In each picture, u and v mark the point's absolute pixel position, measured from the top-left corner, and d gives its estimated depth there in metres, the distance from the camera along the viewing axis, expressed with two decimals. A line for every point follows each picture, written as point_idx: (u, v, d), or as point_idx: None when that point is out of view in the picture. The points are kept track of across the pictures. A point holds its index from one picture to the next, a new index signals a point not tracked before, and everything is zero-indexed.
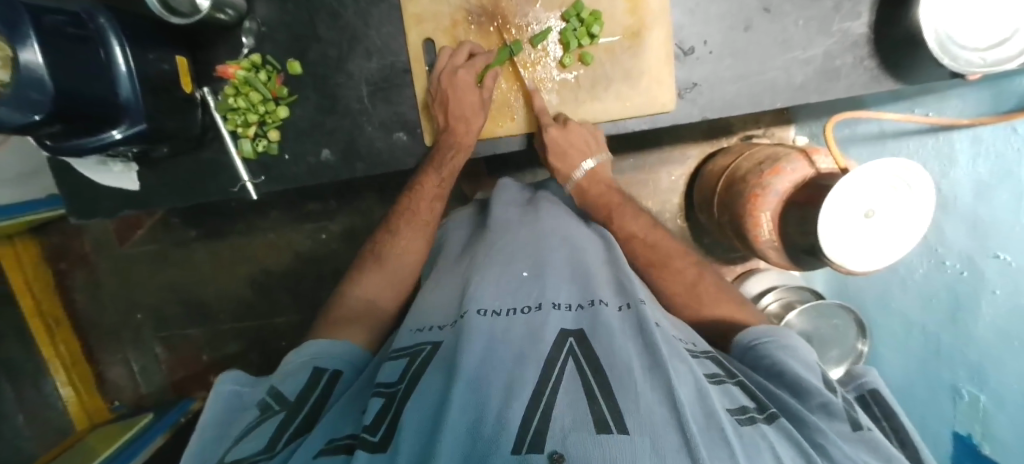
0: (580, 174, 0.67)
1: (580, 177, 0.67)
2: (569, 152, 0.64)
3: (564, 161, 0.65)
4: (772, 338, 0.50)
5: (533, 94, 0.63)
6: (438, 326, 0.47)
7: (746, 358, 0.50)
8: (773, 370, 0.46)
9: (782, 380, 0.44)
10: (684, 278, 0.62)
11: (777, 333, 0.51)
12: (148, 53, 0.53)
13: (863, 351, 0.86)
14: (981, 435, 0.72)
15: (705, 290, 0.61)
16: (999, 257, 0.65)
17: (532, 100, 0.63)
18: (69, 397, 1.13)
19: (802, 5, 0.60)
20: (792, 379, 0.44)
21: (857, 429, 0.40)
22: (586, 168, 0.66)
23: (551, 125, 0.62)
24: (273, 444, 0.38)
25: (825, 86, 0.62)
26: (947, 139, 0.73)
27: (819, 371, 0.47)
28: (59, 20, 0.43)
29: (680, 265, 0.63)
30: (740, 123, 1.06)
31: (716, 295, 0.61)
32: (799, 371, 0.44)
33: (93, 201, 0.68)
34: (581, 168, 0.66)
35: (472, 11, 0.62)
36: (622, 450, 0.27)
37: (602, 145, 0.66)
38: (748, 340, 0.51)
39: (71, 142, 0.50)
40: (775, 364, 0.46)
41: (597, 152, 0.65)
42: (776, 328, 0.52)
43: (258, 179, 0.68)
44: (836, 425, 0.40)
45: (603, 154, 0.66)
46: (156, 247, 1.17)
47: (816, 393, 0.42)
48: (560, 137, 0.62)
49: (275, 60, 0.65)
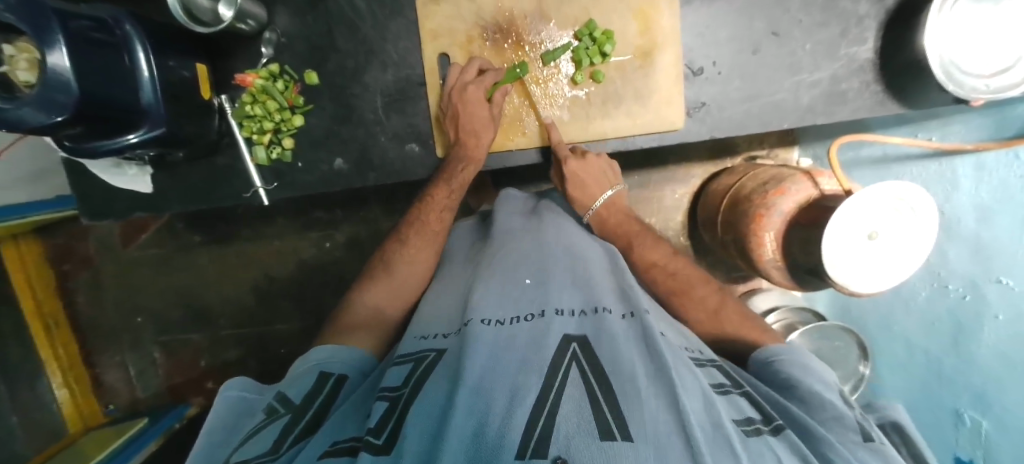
0: (598, 204, 0.68)
1: (600, 206, 0.68)
2: (588, 181, 0.66)
3: (585, 192, 0.66)
4: (789, 355, 0.49)
5: (550, 126, 0.64)
6: (443, 333, 0.47)
7: (760, 374, 0.49)
8: (785, 384, 0.45)
9: (793, 392, 0.44)
10: (685, 282, 0.62)
11: (794, 350, 0.50)
12: (169, 60, 0.54)
13: (864, 373, 0.85)
14: (980, 460, 0.72)
15: (706, 295, 0.61)
16: (1001, 282, 0.66)
17: (549, 131, 0.65)
18: (64, 399, 1.12)
19: (810, 30, 0.61)
20: (804, 391, 0.44)
21: (868, 440, 0.39)
22: (603, 198, 0.68)
23: (571, 157, 0.64)
24: (277, 447, 0.37)
25: (831, 109, 0.63)
26: (949, 163, 0.74)
27: (836, 389, 0.46)
28: (85, 25, 0.44)
29: (681, 271, 0.64)
30: (745, 144, 1.07)
31: (717, 300, 0.61)
32: (814, 386, 0.44)
33: (107, 203, 0.68)
34: (601, 198, 0.67)
35: (487, 27, 0.64)
36: (626, 456, 0.26)
37: (616, 177, 0.69)
38: (763, 357, 0.50)
39: (89, 145, 0.50)
40: (788, 377, 0.45)
41: (613, 183, 0.68)
42: (791, 345, 0.52)
43: (270, 185, 0.69)
44: (848, 437, 0.40)
45: (619, 185, 0.69)
46: (161, 251, 1.17)
47: (828, 406, 0.42)
48: (580, 168, 0.65)
49: (293, 70, 0.66)
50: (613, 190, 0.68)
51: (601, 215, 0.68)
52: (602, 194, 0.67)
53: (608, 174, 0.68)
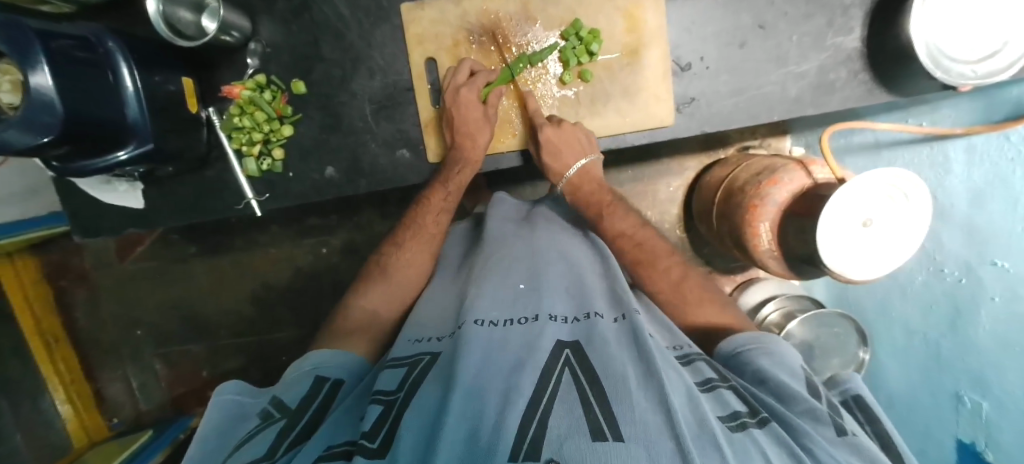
0: (571, 173, 0.65)
1: (573, 174, 0.66)
2: (561, 148, 0.63)
3: (557, 159, 0.63)
4: (755, 346, 0.50)
5: (527, 96, 0.64)
6: (437, 338, 0.48)
7: (732, 365, 0.50)
8: (757, 378, 0.46)
9: (766, 386, 0.45)
10: (668, 272, 0.63)
11: (762, 339, 0.51)
12: (155, 76, 0.54)
13: (864, 358, 0.84)
14: (984, 442, 0.71)
15: (687, 284, 0.62)
16: (998, 263, 0.65)
17: (526, 102, 0.65)
18: (68, 415, 1.12)
19: (796, 21, 0.61)
20: (775, 385, 0.44)
21: (843, 434, 0.39)
22: (577, 167, 0.65)
23: (546, 124, 0.62)
24: (272, 452, 0.37)
25: (821, 100, 0.63)
26: (941, 147, 0.75)
27: (803, 375, 0.47)
28: (67, 44, 0.44)
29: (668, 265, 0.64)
30: (737, 135, 1.07)
31: (700, 293, 0.61)
32: (785, 380, 0.44)
33: (99, 221, 0.68)
34: (574, 167, 0.64)
35: (473, 31, 0.64)
36: (617, 455, 0.26)
37: (592, 146, 0.65)
38: (731, 349, 0.51)
39: (78, 164, 0.50)
40: (758, 370, 0.46)
41: (588, 152, 0.64)
42: (761, 334, 0.52)
43: (262, 196, 0.68)
44: (823, 431, 0.39)
45: (596, 156, 0.65)
46: (157, 264, 1.17)
47: (800, 399, 0.42)
48: (555, 135, 0.62)
49: (279, 80, 0.66)
50: (587, 159, 0.64)
51: (574, 184, 0.67)
52: (576, 163, 0.64)
53: (584, 145, 0.64)
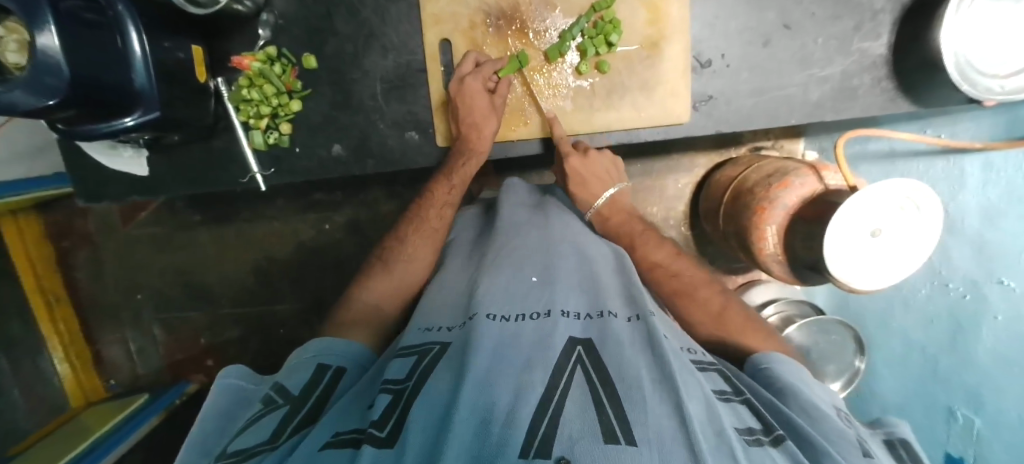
0: (600, 202, 0.67)
1: (601, 204, 0.67)
2: (590, 179, 0.65)
3: (585, 189, 0.66)
4: (787, 364, 0.49)
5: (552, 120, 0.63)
6: (448, 326, 0.47)
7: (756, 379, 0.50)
8: (784, 390, 0.46)
9: (793, 400, 0.45)
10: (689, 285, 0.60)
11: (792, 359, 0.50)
12: (164, 43, 0.52)
13: (859, 367, 0.86)
14: (973, 456, 0.73)
15: (710, 297, 0.59)
16: (1003, 283, 0.65)
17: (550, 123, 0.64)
18: (65, 373, 1.15)
19: (823, 24, 0.59)
20: (803, 400, 0.44)
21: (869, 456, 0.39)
22: (606, 196, 0.67)
23: (574, 153, 0.64)
24: (276, 437, 0.38)
25: (840, 106, 0.61)
26: (958, 161, 0.72)
27: (829, 400, 0.47)
28: (76, 5, 0.43)
29: (684, 273, 0.62)
30: (750, 135, 1.05)
31: (723, 303, 0.59)
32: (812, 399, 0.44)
33: (101, 186, 0.68)
34: (603, 196, 0.66)
35: (490, 13, 0.62)
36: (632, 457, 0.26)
37: (620, 173, 0.68)
38: (760, 363, 0.50)
39: (83, 127, 0.50)
40: (787, 385, 0.46)
41: (616, 181, 0.67)
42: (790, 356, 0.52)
43: (268, 171, 0.68)
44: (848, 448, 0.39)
45: (622, 184, 0.68)
46: (161, 230, 1.17)
47: (827, 417, 0.42)
48: (582, 165, 0.64)
49: (290, 53, 0.65)
50: (615, 188, 0.67)
51: (603, 215, 0.67)
52: (605, 192, 0.66)
53: (611, 173, 0.67)
